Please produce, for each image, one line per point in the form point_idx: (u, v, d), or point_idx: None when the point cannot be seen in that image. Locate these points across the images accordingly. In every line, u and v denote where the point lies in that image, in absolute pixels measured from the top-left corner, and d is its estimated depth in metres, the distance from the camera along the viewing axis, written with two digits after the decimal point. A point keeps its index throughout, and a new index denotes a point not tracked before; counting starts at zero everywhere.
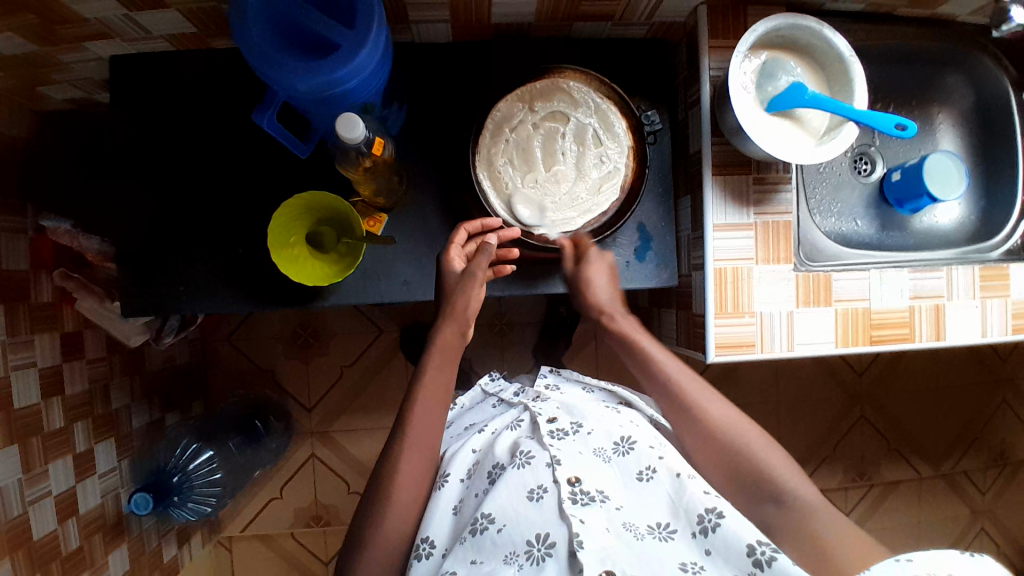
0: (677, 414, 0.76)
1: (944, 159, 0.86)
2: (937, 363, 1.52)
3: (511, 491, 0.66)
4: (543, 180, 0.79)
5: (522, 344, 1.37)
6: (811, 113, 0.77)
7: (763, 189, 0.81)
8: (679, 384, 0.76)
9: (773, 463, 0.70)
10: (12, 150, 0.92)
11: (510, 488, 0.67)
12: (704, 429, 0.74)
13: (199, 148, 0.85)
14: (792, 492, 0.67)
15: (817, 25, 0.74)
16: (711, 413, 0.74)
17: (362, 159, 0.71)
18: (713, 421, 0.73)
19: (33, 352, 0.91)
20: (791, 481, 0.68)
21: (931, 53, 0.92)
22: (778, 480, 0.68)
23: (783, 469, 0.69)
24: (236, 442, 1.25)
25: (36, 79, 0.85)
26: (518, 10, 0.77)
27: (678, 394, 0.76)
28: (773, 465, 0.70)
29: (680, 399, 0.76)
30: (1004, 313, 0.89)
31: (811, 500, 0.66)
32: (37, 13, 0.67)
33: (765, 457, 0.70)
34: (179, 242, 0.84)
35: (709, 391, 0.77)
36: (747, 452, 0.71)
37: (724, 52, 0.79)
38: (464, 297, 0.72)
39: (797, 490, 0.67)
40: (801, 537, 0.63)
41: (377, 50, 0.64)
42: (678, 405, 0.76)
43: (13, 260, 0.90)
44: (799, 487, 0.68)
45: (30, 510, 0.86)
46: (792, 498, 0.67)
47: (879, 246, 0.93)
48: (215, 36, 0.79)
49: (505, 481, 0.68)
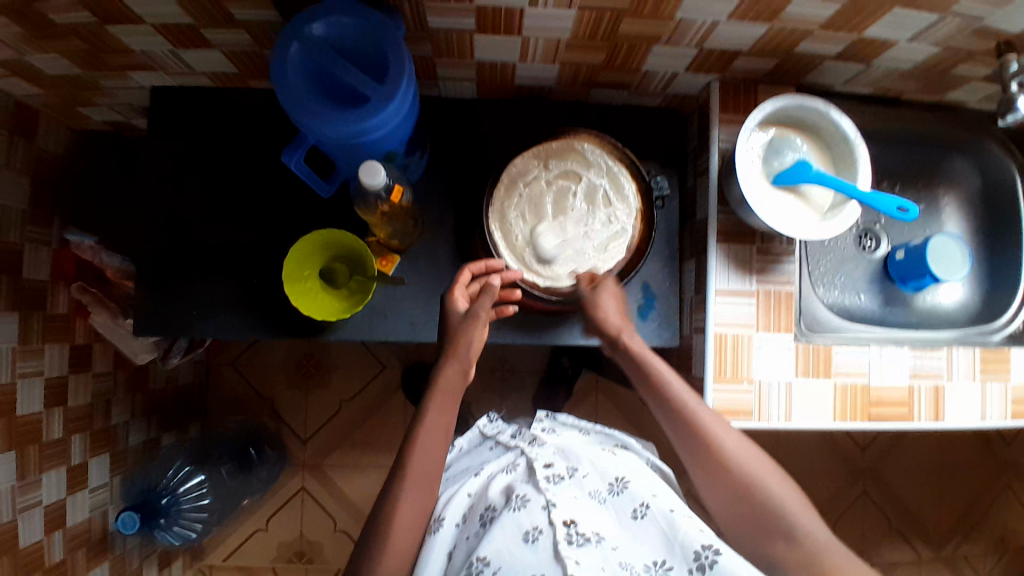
0: (690, 442, 0.72)
1: (947, 241, 0.88)
2: (943, 444, 1.49)
3: (507, 532, 0.67)
4: (551, 233, 0.82)
5: (522, 391, 1.38)
6: (815, 190, 0.80)
7: (766, 258, 0.83)
8: (690, 407, 0.73)
9: (784, 498, 0.68)
10: (46, 165, 0.97)
11: (505, 530, 0.67)
12: (715, 460, 0.70)
13: (225, 178, 0.89)
14: (802, 526, 0.66)
15: (824, 108, 0.78)
16: (723, 442, 0.71)
17: (379, 204, 0.74)
18: (725, 455, 0.70)
19: (42, 360, 0.93)
20: (800, 516, 0.67)
21: (937, 139, 0.95)
22: (790, 516, 0.67)
23: (790, 500, 0.68)
24: (228, 468, 1.25)
25: (79, 100, 0.90)
26: (541, 74, 0.81)
27: (691, 422, 0.72)
28: (783, 500, 0.68)
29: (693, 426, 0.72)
30: (1004, 397, 0.90)
31: (821, 535, 0.66)
32: (88, 42, 0.72)
33: (774, 490, 0.69)
34: (196, 267, 0.87)
35: (721, 421, 0.73)
36: (758, 484, 0.69)
37: (734, 125, 0.82)
38: (466, 336, 0.73)
39: (804, 525, 0.66)
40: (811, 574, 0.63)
41: (404, 104, 0.67)
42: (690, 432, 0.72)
43: (34, 269, 0.93)
44: (808, 523, 0.66)
45: (18, 518, 0.86)
46: (801, 533, 0.66)
47: (882, 322, 0.94)
48: (253, 77, 0.84)
49: (500, 524, 0.68)
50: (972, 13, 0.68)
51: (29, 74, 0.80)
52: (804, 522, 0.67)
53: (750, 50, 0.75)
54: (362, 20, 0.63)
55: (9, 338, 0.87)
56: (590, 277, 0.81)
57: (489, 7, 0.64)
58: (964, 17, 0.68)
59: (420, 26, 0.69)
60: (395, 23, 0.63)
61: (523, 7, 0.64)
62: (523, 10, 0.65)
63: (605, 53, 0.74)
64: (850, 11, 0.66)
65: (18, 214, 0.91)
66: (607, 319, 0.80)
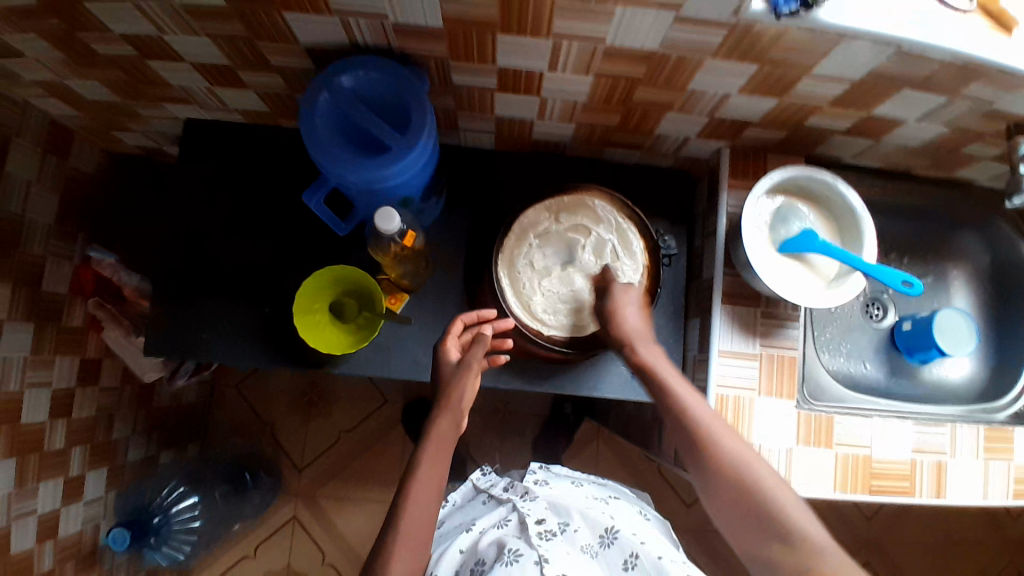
0: (689, 445, 0.70)
1: (954, 315, 0.88)
2: (948, 520, 1.45)
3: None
4: (559, 285, 0.84)
5: (521, 435, 1.37)
6: (822, 259, 0.81)
7: (771, 322, 0.84)
8: (692, 410, 0.71)
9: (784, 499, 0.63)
10: (75, 183, 1.01)
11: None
12: (714, 464, 0.67)
13: (246, 209, 0.92)
14: (801, 528, 0.60)
15: (831, 180, 0.79)
16: (723, 445, 0.68)
17: (392, 246, 0.77)
18: (724, 457, 0.67)
19: (51, 371, 0.94)
20: (800, 518, 0.61)
21: (946, 215, 0.96)
22: (789, 518, 0.61)
23: (793, 503, 0.63)
24: (221, 492, 1.25)
25: (115, 124, 0.95)
26: (557, 131, 0.84)
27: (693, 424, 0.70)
28: (783, 503, 0.63)
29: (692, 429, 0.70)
30: (1006, 476, 0.88)
31: (822, 538, 0.59)
32: (130, 73, 0.76)
33: (775, 491, 0.64)
34: (210, 292, 0.89)
35: (726, 426, 0.70)
36: (759, 487, 0.64)
37: (743, 190, 0.84)
38: (458, 387, 0.74)
39: (804, 527, 0.61)
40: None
41: (424, 154, 0.70)
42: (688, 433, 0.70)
43: (55, 282, 0.96)
44: (807, 525, 0.61)
45: (12, 525, 0.87)
46: (799, 536, 0.60)
47: (888, 393, 0.93)
48: (283, 117, 0.88)
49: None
50: (981, 98, 0.70)
51: (71, 98, 0.84)
52: (804, 525, 0.61)
53: (760, 121, 0.77)
54: (390, 75, 0.66)
55: (21, 348, 0.88)
56: (603, 280, 0.82)
57: (510, 68, 0.67)
58: (973, 101, 0.70)
59: (443, 82, 0.72)
60: (421, 80, 0.67)
61: (543, 70, 0.67)
62: (543, 72, 0.68)
63: (619, 115, 0.77)
64: (859, 90, 0.68)
65: (45, 228, 0.94)
66: (622, 327, 0.78)
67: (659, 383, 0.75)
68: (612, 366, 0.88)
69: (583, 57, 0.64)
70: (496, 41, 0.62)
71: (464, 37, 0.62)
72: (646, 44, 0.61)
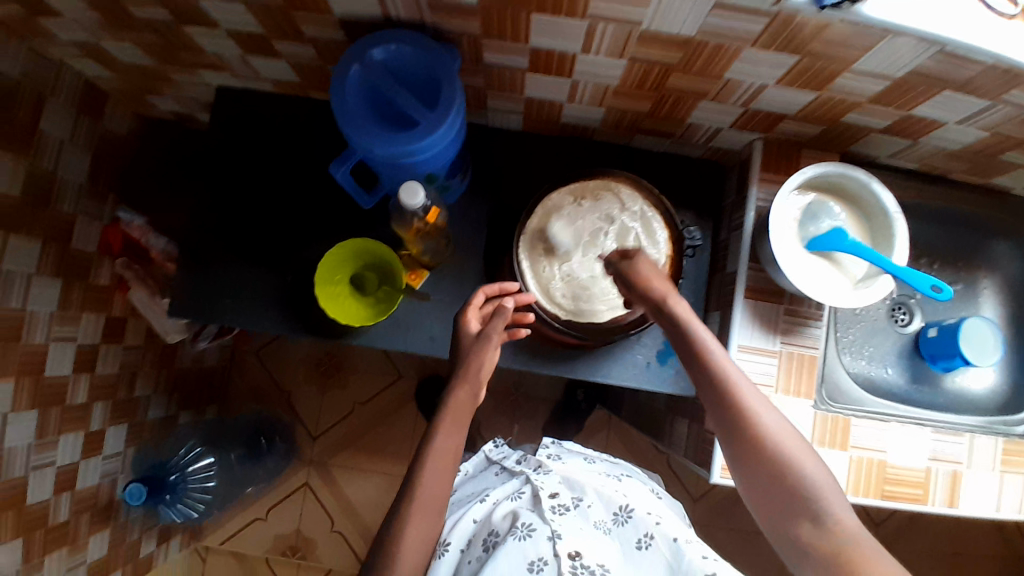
0: (725, 414, 0.68)
1: (983, 325, 0.85)
2: (958, 529, 1.44)
3: (511, 562, 0.68)
4: (578, 270, 0.83)
5: (532, 418, 1.38)
6: (849, 258, 0.79)
7: (793, 319, 0.83)
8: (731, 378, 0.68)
9: (818, 481, 0.62)
10: (108, 144, 1.03)
11: (510, 559, 0.68)
12: (750, 438, 0.66)
13: (273, 178, 0.93)
14: (835, 512, 0.61)
15: (865, 178, 0.77)
16: (763, 420, 0.66)
17: (415, 221, 0.77)
18: (762, 432, 0.66)
19: (76, 328, 0.97)
20: (834, 501, 0.61)
21: (983, 223, 0.93)
22: (821, 501, 0.62)
23: (826, 482, 0.63)
24: (238, 454, 1.32)
25: (148, 88, 0.96)
26: (587, 116, 0.83)
27: (733, 396, 0.67)
28: (815, 483, 0.62)
29: (729, 397, 0.68)
30: (1022, 492, 0.86)
31: (854, 523, 0.60)
32: (164, 37, 0.76)
33: (809, 470, 0.63)
34: (234, 258, 0.90)
35: (765, 398, 0.69)
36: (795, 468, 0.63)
37: (772, 186, 0.83)
38: (478, 359, 0.74)
39: (836, 510, 0.61)
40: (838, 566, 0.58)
41: (452, 131, 0.70)
42: (726, 403, 0.68)
43: (83, 240, 0.99)
44: (842, 512, 0.61)
45: (30, 474, 0.90)
46: (833, 520, 0.60)
47: (908, 399, 0.92)
48: (313, 88, 0.88)
49: (505, 551, 0.69)
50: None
51: (106, 60, 0.86)
52: (836, 508, 0.61)
53: (796, 115, 0.75)
54: (422, 52, 0.66)
55: (50, 304, 0.91)
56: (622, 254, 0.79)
57: (543, 49, 0.67)
58: (1018, 107, 0.68)
59: (475, 60, 0.71)
60: (452, 56, 0.66)
61: (576, 52, 0.66)
62: (575, 55, 0.67)
63: (652, 102, 0.76)
64: (900, 88, 0.66)
65: (76, 186, 0.97)
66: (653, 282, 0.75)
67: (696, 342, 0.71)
68: (628, 355, 0.88)
69: (617, 40, 0.63)
70: (531, 20, 0.61)
71: (498, 15, 0.61)
72: (683, 30, 0.60)
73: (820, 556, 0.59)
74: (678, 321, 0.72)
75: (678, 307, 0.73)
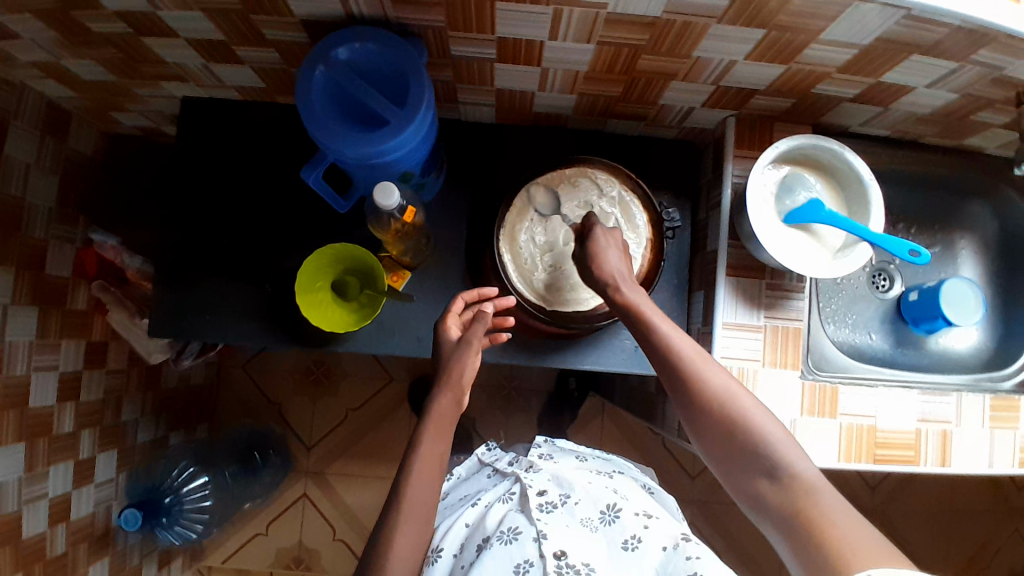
0: (676, 387, 0.68)
1: (962, 286, 0.87)
2: (951, 487, 1.47)
3: (497, 565, 0.67)
4: (561, 260, 0.83)
5: (526, 410, 1.38)
6: (828, 230, 0.79)
7: (775, 294, 0.83)
8: (680, 350, 0.69)
9: (772, 437, 0.63)
10: (75, 165, 1.00)
11: (496, 562, 0.68)
12: (702, 404, 0.66)
13: (246, 188, 0.91)
14: (792, 466, 0.61)
15: (838, 148, 0.78)
16: (709, 380, 0.67)
17: (393, 223, 0.76)
18: (711, 393, 0.66)
19: (57, 356, 0.95)
20: (790, 454, 0.62)
21: (956, 183, 0.94)
22: (778, 456, 0.62)
23: (782, 439, 0.63)
24: (232, 471, 1.30)
25: (112, 104, 0.93)
26: (559, 103, 0.83)
27: (679, 364, 0.68)
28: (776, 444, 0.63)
29: (676, 363, 0.68)
30: (1014, 445, 0.88)
31: (812, 475, 0.61)
32: (123, 51, 0.74)
33: (762, 427, 0.64)
34: (212, 273, 0.88)
35: (709, 359, 0.69)
36: (750, 428, 0.64)
37: (747, 161, 0.83)
38: (459, 364, 0.73)
39: (793, 464, 0.61)
40: (797, 520, 0.59)
41: (423, 127, 0.69)
42: (670, 366, 0.68)
43: (58, 266, 0.96)
44: (797, 462, 0.61)
45: (23, 509, 0.88)
46: (789, 475, 0.61)
47: (894, 362, 0.93)
48: (280, 93, 0.86)
49: (491, 553, 0.68)
50: (992, 63, 0.68)
51: (66, 78, 0.83)
52: (793, 461, 0.62)
53: (766, 89, 0.76)
54: (386, 48, 0.65)
55: (27, 333, 0.89)
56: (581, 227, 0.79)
57: (510, 38, 0.66)
58: (984, 67, 0.68)
59: (441, 53, 0.70)
60: (419, 52, 0.65)
61: (543, 39, 0.66)
62: (543, 42, 0.66)
63: (622, 85, 0.76)
64: (868, 56, 0.67)
65: (45, 211, 0.94)
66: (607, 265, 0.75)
67: (641, 322, 0.71)
68: (615, 340, 0.88)
69: (583, 24, 0.62)
70: (495, 10, 0.61)
71: (462, 6, 0.60)
72: (648, 11, 0.59)
73: (778, 510, 0.61)
74: (627, 303, 0.73)
75: (627, 289, 0.74)
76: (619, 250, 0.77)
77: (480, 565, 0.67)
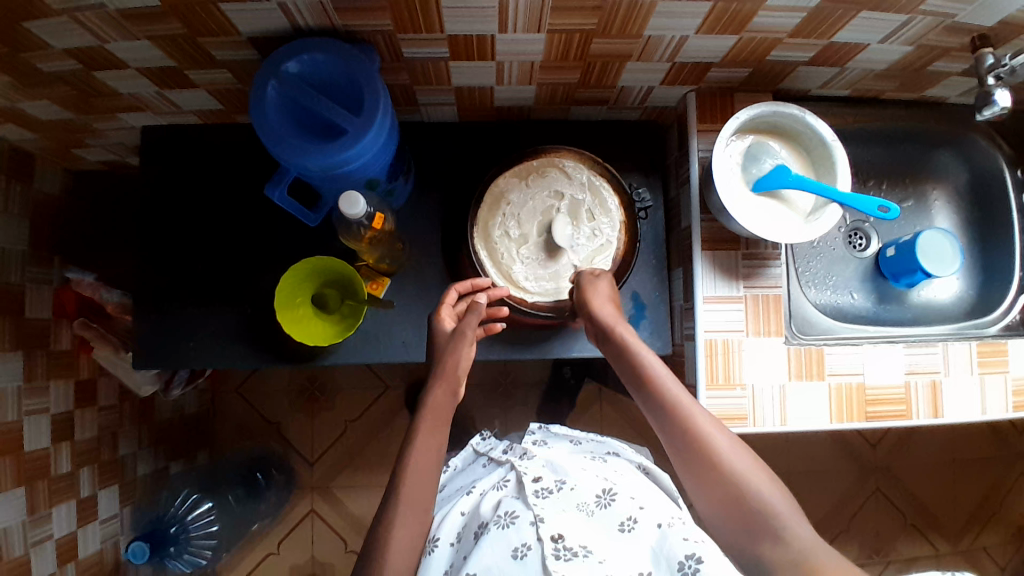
0: (678, 440, 0.70)
1: (937, 236, 0.87)
2: (952, 436, 1.48)
3: (495, 549, 0.67)
4: (537, 251, 0.83)
5: (524, 403, 1.38)
6: (796, 194, 0.80)
7: (752, 263, 0.84)
8: (681, 406, 0.70)
9: (773, 501, 0.66)
10: (43, 206, 0.99)
11: (495, 546, 0.68)
12: (707, 464, 0.68)
13: (216, 211, 0.90)
14: (791, 529, 0.64)
15: (798, 112, 0.78)
16: (714, 442, 0.69)
17: (362, 231, 0.76)
18: (717, 456, 0.68)
19: (47, 397, 0.94)
20: (789, 518, 0.65)
21: (922, 135, 0.95)
22: (778, 517, 0.65)
23: (779, 501, 0.66)
24: (236, 494, 1.28)
25: (72, 141, 0.92)
26: (520, 95, 0.83)
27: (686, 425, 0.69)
28: (771, 499, 0.66)
29: (680, 421, 0.70)
30: (1004, 390, 0.88)
31: (810, 539, 0.63)
32: (75, 86, 0.73)
33: (764, 491, 0.66)
34: (192, 300, 0.88)
35: (713, 419, 0.71)
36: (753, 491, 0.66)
37: (712, 134, 0.83)
38: (455, 355, 0.74)
39: (793, 527, 0.64)
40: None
41: (383, 132, 0.69)
42: (677, 426, 0.70)
43: (37, 308, 0.96)
44: (796, 525, 0.64)
45: (30, 553, 0.88)
46: (790, 535, 0.64)
47: (877, 320, 0.94)
48: (239, 113, 0.86)
49: (489, 538, 0.69)
50: (942, 11, 0.68)
51: (22, 120, 0.82)
52: (790, 523, 0.65)
53: (722, 61, 0.76)
54: (337, 57, 0.64)
55: (14, 378, 0.89)
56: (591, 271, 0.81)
57: (460, 34, 0.66)
58: (935, 16, 0.69)
59: (394, 56, 0.70)
60: (370, 58, 0.65)
61: (493, 32, 0.66)
62: (493, 36, 0.66)
63: (579, 72, 0.76)
64: (817, 18, 0.67)
65: (18, 254, 0.93)
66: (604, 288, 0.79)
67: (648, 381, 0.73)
68: None
69: (532, 15, 0.62)
70: (441, 8, 0.60)
71: (408, 7, 0.60)
72: None
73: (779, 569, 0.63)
74: (626, 347, 0.75)
75: (624, 333, 0.76)
76: (609, 298, 0.79)
77: (477, 551, 0.67)
